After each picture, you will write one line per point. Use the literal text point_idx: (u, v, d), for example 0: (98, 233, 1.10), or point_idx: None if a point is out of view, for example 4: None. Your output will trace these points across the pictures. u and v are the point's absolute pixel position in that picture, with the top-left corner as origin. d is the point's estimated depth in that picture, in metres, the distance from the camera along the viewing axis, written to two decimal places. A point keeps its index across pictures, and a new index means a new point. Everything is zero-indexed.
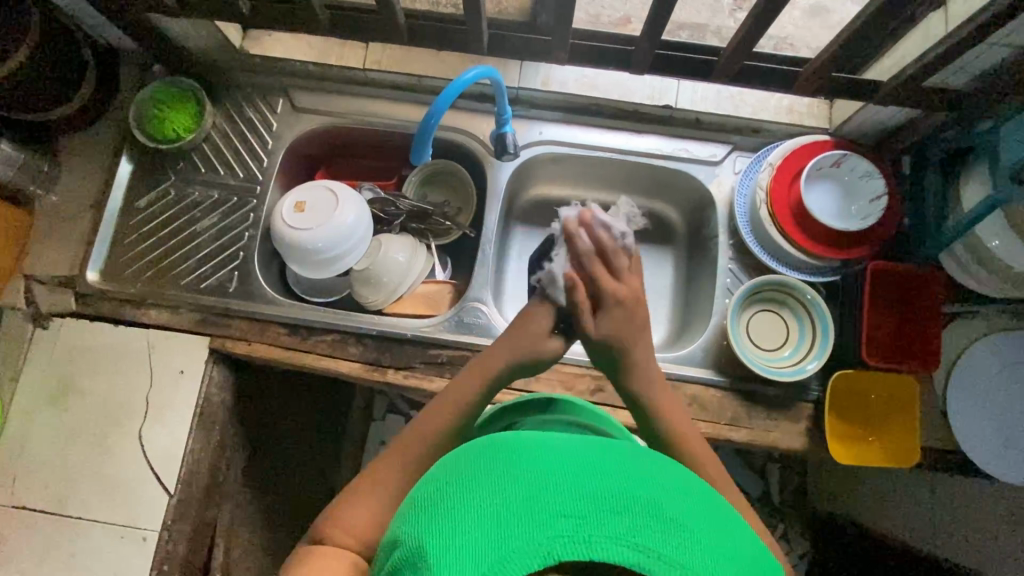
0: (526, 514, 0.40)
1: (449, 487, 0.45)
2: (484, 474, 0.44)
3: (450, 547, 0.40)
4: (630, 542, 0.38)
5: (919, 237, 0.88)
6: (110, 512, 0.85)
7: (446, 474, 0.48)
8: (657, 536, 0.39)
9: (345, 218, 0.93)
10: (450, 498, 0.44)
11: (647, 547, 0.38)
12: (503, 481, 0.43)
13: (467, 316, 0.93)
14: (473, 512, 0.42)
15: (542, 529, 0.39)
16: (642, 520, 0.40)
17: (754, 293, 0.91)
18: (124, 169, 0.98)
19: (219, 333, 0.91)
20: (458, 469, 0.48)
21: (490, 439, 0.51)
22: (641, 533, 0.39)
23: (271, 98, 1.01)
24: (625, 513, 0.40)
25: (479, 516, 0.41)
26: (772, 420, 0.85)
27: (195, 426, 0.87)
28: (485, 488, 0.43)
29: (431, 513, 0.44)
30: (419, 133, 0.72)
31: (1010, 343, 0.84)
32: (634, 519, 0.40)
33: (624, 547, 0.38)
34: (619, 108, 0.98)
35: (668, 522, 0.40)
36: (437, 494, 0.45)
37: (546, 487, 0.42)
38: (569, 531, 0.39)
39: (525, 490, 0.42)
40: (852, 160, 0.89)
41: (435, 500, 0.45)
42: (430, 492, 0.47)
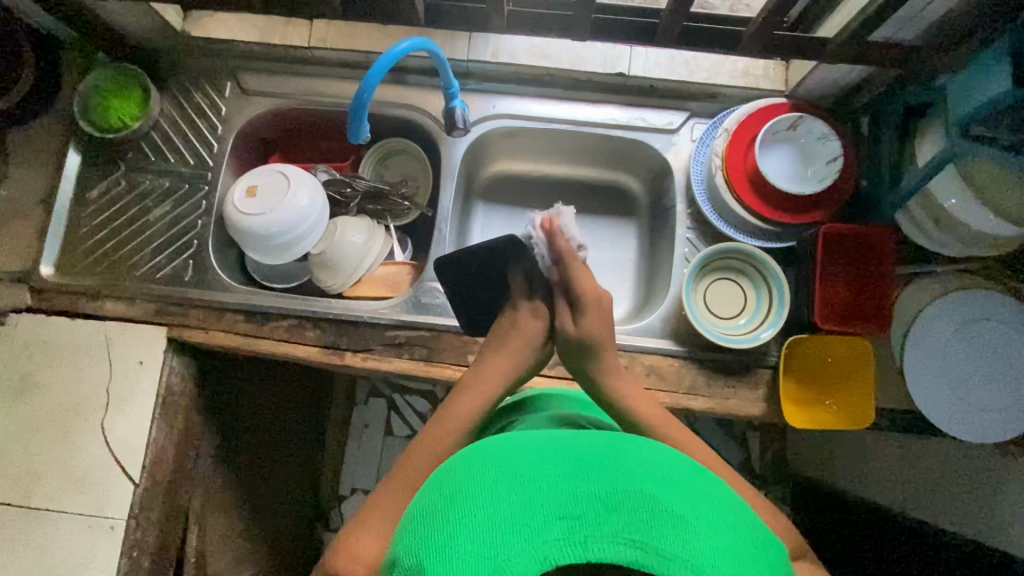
0: (526, 523, 0.43)
1: (444, 497, 0.48)
2: (477, 485, 0.47)
3: (453, 560, 0.43)
4: (626, 539, 0.43)
5: (876, 198, 0.87)
6: (77, 503, 0.86)
7: (438, 484, 0.50)
8: (651, 531, 0.43)
9: (299, 202, 0.92)
10: (445, 509, 0.46)
11: (644, 542, 0.42)
12: (498, 490, 0.46)
13: (425, 296, 0.92)
14: (473, 522, 0.44)
15: (541, 536, 0.43)
16: (636, 517, 0.44)
17: (710, 262, 0.90)
18: (73, 160, 0.96)
19: (176, 322, 0.91)
20: (451, 478, 0.50)
21: (479, 444, 0.53)
22: (636, 529, 0.43)
23: (218, 81, 0.99)
24: (620, 511, 0.44)
25: (479, 528, 0.44)
26: (730, 387, 0.85)
27: (156, 415, 0.88)
28: (482, 500, 0.46)
29: (428, 526, 0.46)
30: (353, 109, 0.71)
31: (966, 301, 0.83)
32: (629, 516, 0.44)
33: (621, 545, 0.42)
34: (572, 78, 0.96)
35: (661, 516, 0.44)
36: (432, 505, 0.48)
37: (541, 494, 0.45)
38: (566, 535, 0.43)
39: (522, 500, 0.45)
40: (808, 123, 0.87)
41: (431, 513, 0.47)
42: (424, 504, 0.49)
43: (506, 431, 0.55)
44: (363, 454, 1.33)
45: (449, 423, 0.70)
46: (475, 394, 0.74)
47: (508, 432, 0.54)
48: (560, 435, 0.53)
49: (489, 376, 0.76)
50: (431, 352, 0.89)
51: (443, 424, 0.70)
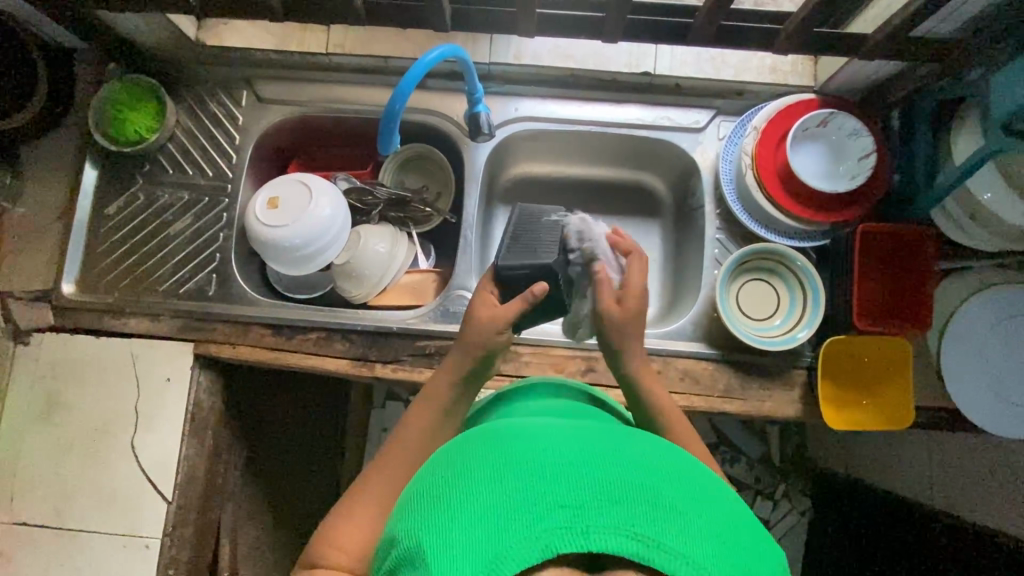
0: (522, 507, 0.41)
1: (445, 480, 0.46)
2: (477, 469, 0.45)
3: (448, 542, 0.41)
4: (628, 532, 0.39)
5: (908, 194, 0.86)
6: (111, 523, 0.85)
7: (440, 468, 0.49)
8: (656, 525, 0.39)
9: (322, 212, 0.90)
10: (444, 492, 0.45)
11: (646, 536, 0.39)
12: (498, 474, 0.44)
13: (453, 304, 0.91)
14: (470, 504, 0.42)
15: (539, 522, 0.39)
16: (642, 509, 0.40)
17: (742, 263, 0.89)
18: (90, 175, 0.95)
19: (202, 338, 0.90)
20: (453, 463, 0.48)
21: (485, 432, 0.52)
22: (640, 522, 0.39)
23: (235, 90, 0.97)
24: (623, 503, 0.40)
25: (476, 510, 0.42)
26: (765, 389, 0.85)
27: (187, 433, 0.87)
28: (481, 482, 0.44)
29: (426, 510, 0.44)
30: (385, 119, 0.69)
31: (1003, 296, 0.83)
32: (633, 508, 0.40)
33: (622, 537, 0.38)
34: (596, 78, 0.94)
35: (668, 511, 0.41)
36: (432, 488, 0.46)
37: (542, 479, 0.42)
38: (567, 524, 0.39)
39: (521, 483, 0.42)
40: (840, 118, 0.85)
41: (430, 496, 0.45)
42: (425, 488, 0.48)
43: (513, 423, 0.53)
44: None
45: (426, 411, 0.69)
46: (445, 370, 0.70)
47: (515, 424, 0.53)
48: (569, 428, 0.51)
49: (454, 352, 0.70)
50: None
51: (419, 411, 0.70)
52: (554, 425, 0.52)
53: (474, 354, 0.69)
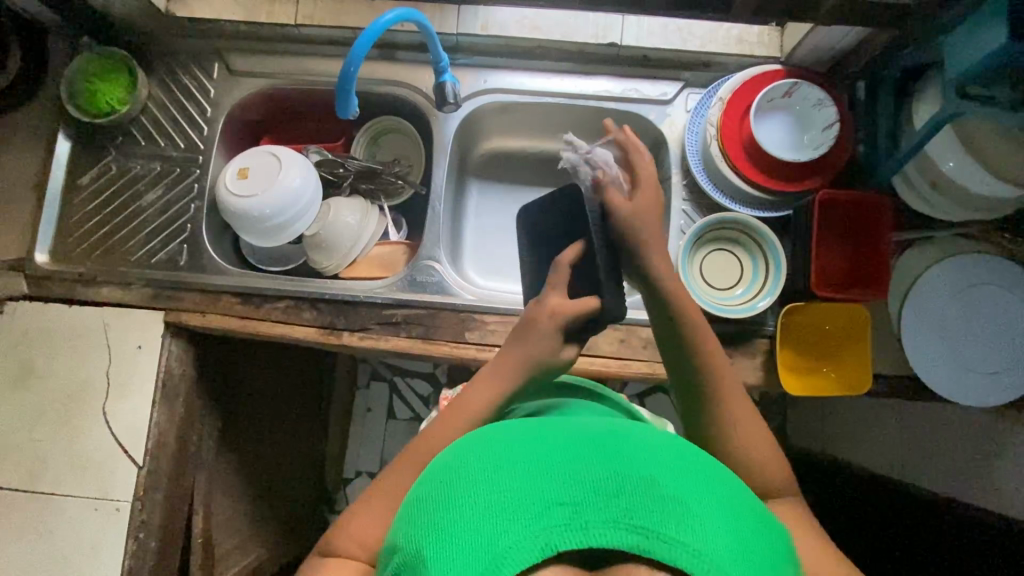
0: (522, 508, 0.42)
1: (445, 483, 0.47)
2: (475, 472, 0.46)
3: (450, 547, 0.42)
4: (626, 524, 0.40)
5: (871, 164, 0.86)
6: (82, 487, 0.86)
7: (440, 473, 0.50)
8: (653, 516, 0.41)
9: (291, 182, 0.91)
10: (445, 495, 0.46)
11: (644, 528, 0.40)
12: (496, 476, 0.45)
13: (421, 274, 0.92)
14: (470, 507, 0.44)
15: (538, 522, 0.41)
16: (638, 501, 0.42)
17: (706, 233, 0.89)
18: (63, 146, 0.95)
19: (173, 307, 0.91)
20: (452, 466, 0.50)
21: (482, 433, 0.53)
22: (637, 514, 0.41)
23: (206, 63, 0.98)
24: (620, 497, 0.42)
25: (477, 514, 0.43)
26: (727, 357, 0.85)
27: (157, 399, 0.88)
28: (479, 485, 0.45)
29: (428, 513, 0.46)
30: (340, 83, 0.69)
31: (965, 264, 0.83)
32: (630, 501, 0.42)
33: (621, 531, 0.40)
34: (563, 50, 0.94)
35: (663, 501, 0.42)
36: (433, 492, 0.48)
37: (540, 480, 0.44)
38: (566, 521, 0.41)
39: (520, 485, 0.44)
40: (804, 88, 0.85)
41: (432, 500, 0.47)
42: (425, 492, 0.49)
43: (510, 422, 0.54)
44: (364, 435, 1.35)
45: (455, 421, 0.67)
46: (494, 379, 0.69)
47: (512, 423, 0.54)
48: (567, 425, 0.52)
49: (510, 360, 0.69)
50: (428, 330, 0.89)
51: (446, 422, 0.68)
52: (553, 422, 0.53)
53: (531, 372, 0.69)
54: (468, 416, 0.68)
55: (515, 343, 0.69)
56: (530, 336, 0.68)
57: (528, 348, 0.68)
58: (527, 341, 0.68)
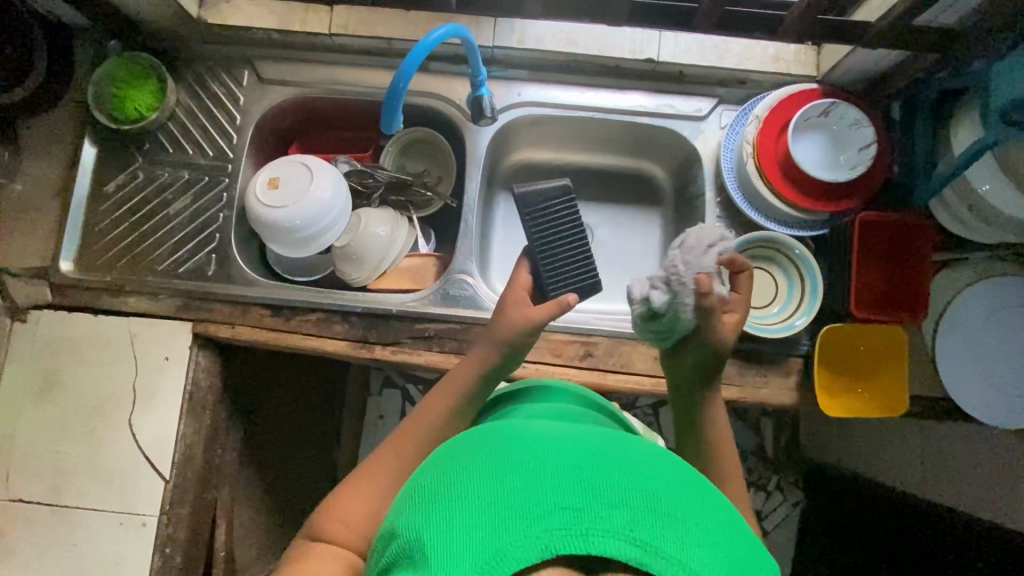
0: (523, 507, 0.40)
1: (447, 476, 0.46)
2: (478, 467, 0.45)
3: (445, 536, 0.41)
4: (627, 536, 0.39)
5: (907, 186, 0.86)
6: (108, 501, 0.85)
7: (441, 466, 0.49)
8: (656, 531, 0.39)
9: (322, 193, 0.90)
10: (446, 487, 0.45)
11: (645, 542, 0.38)
12: (499, 473, 0.44)
13: (453, 288, 0.92)
14: (471, 501, 0.42)
15: (539, 522, 0.39)
16: (642, 514, 0.40)
17: (742, 251, 0.89)
18: (89, 152, 0.94)
19: (201, 318, 0.90)
20: (454, 460, 0.48)
21: (488, 430, 0.52)
22: (640, 527, 0.39)
23: (236, 70, 0.96)
24: (623, 507, 0.40)
25: (476, 508, 0.42)
26: (761, 375, 0.85)
27: (185, 412, 0.87)
28: (482, 480, 0.44)
29: (428, 502, 0.44)
30: (388, 99, 0.69)
31: (999, 288, 0.84)
32: (633, 513, 0.40)
33: (621, 542, 0.38)
34: (599, 64, 0.94)
35: (666, 518, 0.40)
36: (434, 483, 0.46)
37: (543, 479, 0.42)
38: (568, 525, 0.39)
39: (523, 484, 0.42)
40: (841, 108, 0.86)
41: (432, 490, 0.46)
42: (425, 483, 0.47)
43: (518, 423, 0.53)
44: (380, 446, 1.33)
45: (448, 392, 0.71)
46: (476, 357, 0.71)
47: (518, 424, 0.53)
48: (578, 432, 0.51)
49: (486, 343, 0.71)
50: (462, 345, 0.88)
51: (444, 402, 0.70)
52: (565, 428, 0.52)
53: (502, 348, 0.70)
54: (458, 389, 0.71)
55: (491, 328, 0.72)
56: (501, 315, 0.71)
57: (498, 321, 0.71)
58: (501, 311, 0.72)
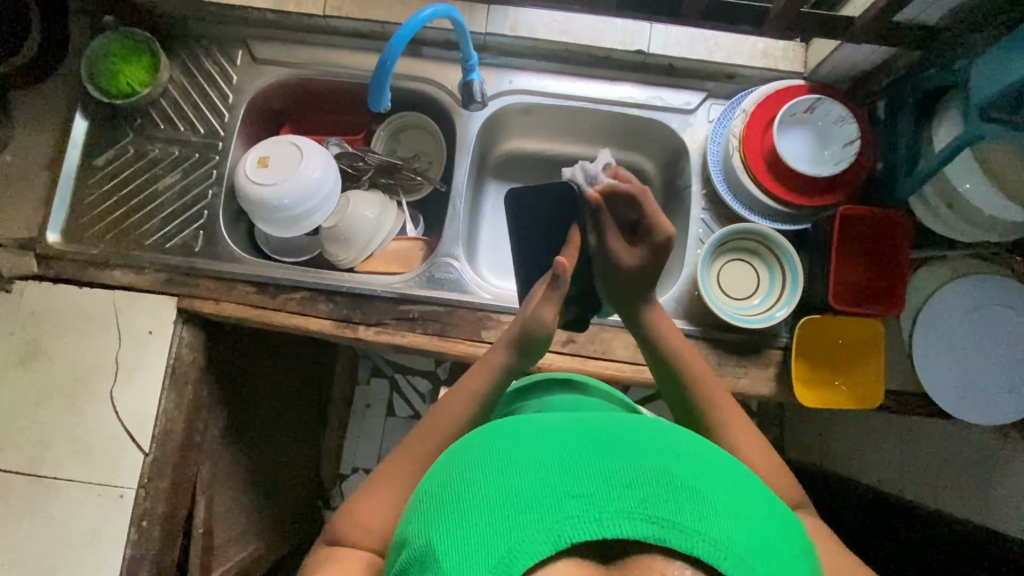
0: (536, 502, 0.41)
1: (454, 476, 0.46)
2: (483, 466, 0.45)
3: (460, 539, 0.41)
4: (641, 515, 0.40)
5: (891, 183, 0.87)
6: (87, 472, 0.85)
7: (446, 467, 0.49)
8: (667, 505, 0.40)
9: (311, 173, 0.90)
10: (454, 489, 0.45)
11: (658, 517, 0.40)
12: (506, 468, 0.44)
13: (439, 271, 0.92)
14: (481, 501, 0.42)
15: (552, 514, 0.40)
16: (651, 490, 0.41)
17: (725, 243, 0.90)
18: (80, 126, 0.94)
19: (186, 293, 0.90)
20: (459, 460, 0.48)
21: (488, 425, 0.52)
22: (651, 504, 0.40)
23: (230, 49, 0.97)
24: (633, 487, 0.41)
25: (488, 508, 0.42)
26: (742, 366, 0.86)
27: (166, 385, 0.87)
28: (490, 478, 0.44)
29: (437, 506, 0.44)
30: (375, 76, 0.70)
31: (978, 286, 0.85)
32: (642, 490, 0.41)
33: (636, 521, 0.40)
34: (591, 55, 0.95)
35: (676, 491, 0.42)
36: (440, 488, 0.46)
37: (552, 471, 0.43)
38: (580, 512, 0.40)
39: (532, 477, 0.43)
40: (827, 104, 0.87)
41: (441, 492, 0.46)
42: (432, 486, 0.47)
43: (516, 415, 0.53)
44: (363, 432, 1.35)
45: (461, 398, 0.70)
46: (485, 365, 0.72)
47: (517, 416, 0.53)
48: (577, 417, 0.51)
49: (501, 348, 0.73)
50: (445, 327, 0.89)
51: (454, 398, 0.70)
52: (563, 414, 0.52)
53: (522, 346, 0.72)
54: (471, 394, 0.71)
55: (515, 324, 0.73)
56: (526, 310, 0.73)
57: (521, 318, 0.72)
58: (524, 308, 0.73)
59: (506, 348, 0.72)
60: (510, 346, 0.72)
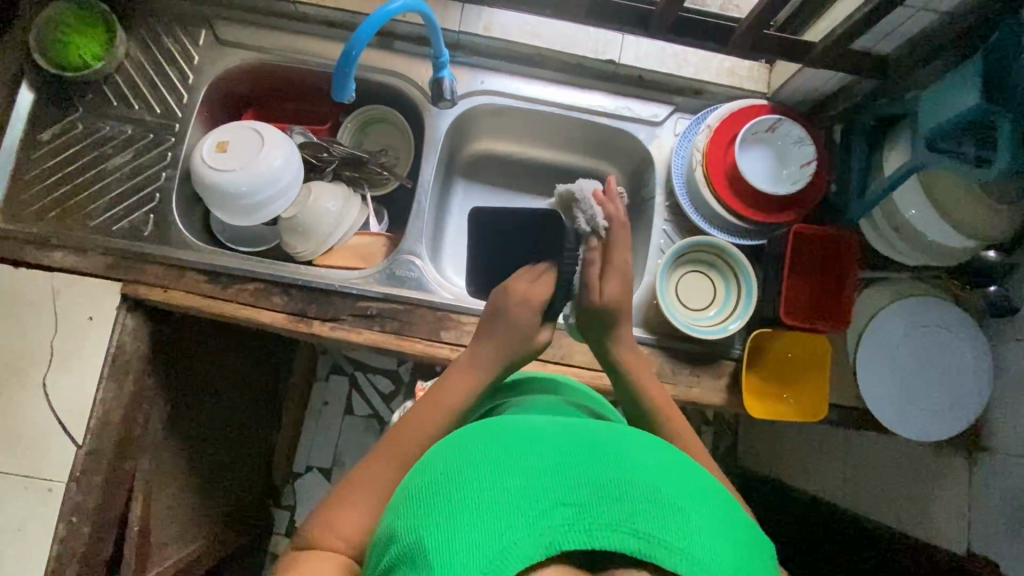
0: (528, 507, 0.40)
1: (444, 474, 0.45)
2: (475, 465, 0.44)
3: (449, 537, 0.40)
4: (629, 530, 0.39)
5: (843, 205, 0.91)
6: (11, 463, 0.80)
7: (433, 462, 0.48)
8: (658, 522, 0.40)
9: (272, 161, 0.88)
10: (444, 486, 0.44)
11: (647, 533, 0.39)
12: (500, 469, 0.43)
13: (400, 269, 0.91)
14: (473, 501, 0.41)
15: (543, 519, 0.40)
16: (640, 506, 0.41)
17: (684, 254, 0.92)
18: (25, 98, 0.90)
19: (133, 279, 0.86)
20: (447, 456, 0.47)
21: (478, 425, 0.51)
22: (640, 518, 0.40)
23: (193, 28, 0.94)
24: (625, 501, 0.41)
25: (481, 507, 0.41)
26: (695, 376, 0.88)
27: (105, 374, 0.83)
28: (482, 480, 0.43)
29: (425, 502, 0.43)
30: (339, 67, 0.69)
31: (919, 306, 0.89)
32: (633, 506, 0.41)
33: (624, 534, 0.39)
34: (563, 61, 0.95)
35: (664, 506, 0.41)
36: (429, 485, 0.45)
37: (544, 478, 0.42)
38: (571, 520, 0.40)
39: (522, 483, 0.42)
40: (786, 125, 0.89)
41: (428, 491, 0.44)
42: (419, 482, 0.46)
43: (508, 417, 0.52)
44: (320, 430, 1.33)
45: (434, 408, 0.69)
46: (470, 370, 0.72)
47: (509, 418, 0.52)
48: (567, 424, 0.51)
49: (483, 353, 0.72)
50: (403, 326, 0.87)
51: (433, 402, 0.69)
52: (556, 420, 0.52)
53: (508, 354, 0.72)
54: (450, 403, 0.69)
55: (497, 332, 0.72)
56: (506, 323, 0.71)
57: (507, 327, 0.71)
58: (504, 319, 0.71)
59: (495, 355, 0.72)
60: (496, 354, 0.72)
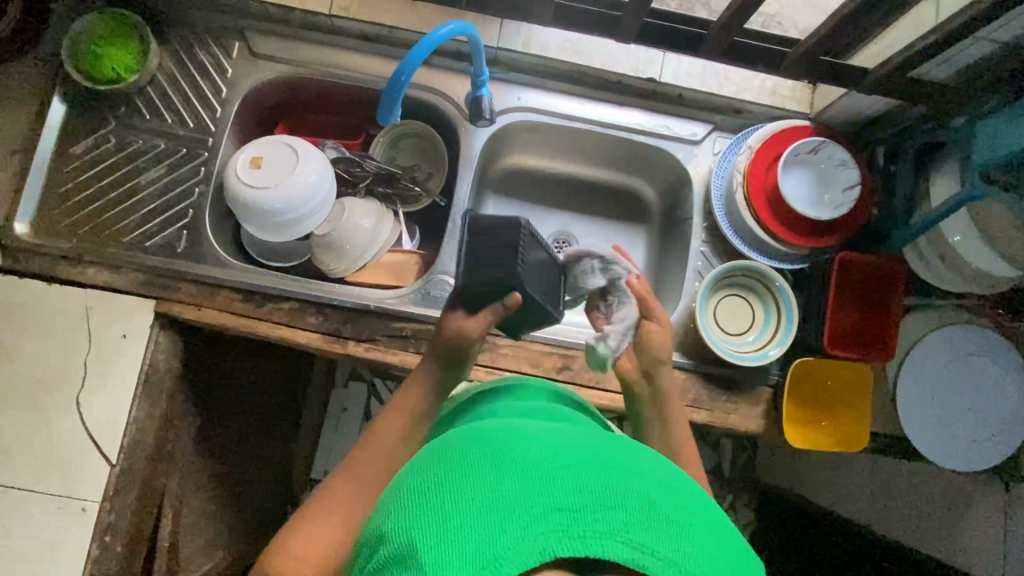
0: (519, 509, 0.38)
1: (433, 473, 0.43)
2: (468, 467, 0.42)
3: (439, 539, 0.38)
4: (623, 537, 0.38)
5: (886, 230, 0.89)
6: (44, 482, 0.80)
7: (426, 463, 0.46)
8: (652, 533, 0.38)
9: (307, 178, 0.87)
10: (435, 487, 0.42)
11: (641, 543, 0.38)
12: (492, 471, 0.41)
13: (435, 289, 0.90)
14: (464, 502, 0.39)
15: (535, 524, 0.38)
16: (636, 515, 0.39)
17: (723, 278, 0.91)
18: (57, 109, 0.88)
19: (166, 296, 0.85)
20: (439, 458, 0.45)
21: (470, 431, 0.49)
22: (635, 529, 0.38)
23: (226, 40, 0.92)
24: (620, 509, 0.39)
25: (472, 511, 0.39)
26: (732, 402, 0.87)
27: (138, 393, 0.82)
28: (474, 481, 0.41)
29: (415, 502, 0.41)
30: (388, 91, 0.67)
31: (961, 335, 0.87)
32: (629, 514, 0.39)
33: (619, 543, 0.37)
34: (602, 78, 0.93)
35: (659, 517, 0.40)
36: (419, 486, 0.43)
37: (538, 479, 0.40)
38: (566, 526, 0.38)
39: (516, 485, 0.40)
40: (829, 148, 0.88)
41: (419, 491, 0.42)
42: (410, 481, 0.44)
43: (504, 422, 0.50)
44: (340, 438, 1.30)
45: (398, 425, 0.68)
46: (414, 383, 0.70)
47: (504, 422, 0.50)
48: (562, 431, 0.49)
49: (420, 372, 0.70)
50: None
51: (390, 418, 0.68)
52: (554, 428, 0.50)
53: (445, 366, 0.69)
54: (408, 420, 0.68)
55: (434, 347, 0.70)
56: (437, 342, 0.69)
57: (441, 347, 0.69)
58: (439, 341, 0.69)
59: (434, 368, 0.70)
60: (435, 363, 0.69)
